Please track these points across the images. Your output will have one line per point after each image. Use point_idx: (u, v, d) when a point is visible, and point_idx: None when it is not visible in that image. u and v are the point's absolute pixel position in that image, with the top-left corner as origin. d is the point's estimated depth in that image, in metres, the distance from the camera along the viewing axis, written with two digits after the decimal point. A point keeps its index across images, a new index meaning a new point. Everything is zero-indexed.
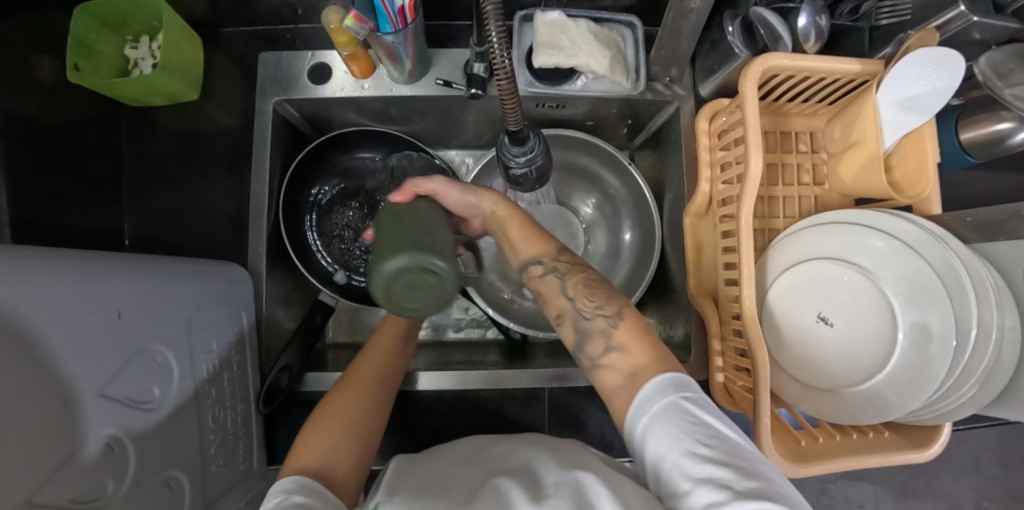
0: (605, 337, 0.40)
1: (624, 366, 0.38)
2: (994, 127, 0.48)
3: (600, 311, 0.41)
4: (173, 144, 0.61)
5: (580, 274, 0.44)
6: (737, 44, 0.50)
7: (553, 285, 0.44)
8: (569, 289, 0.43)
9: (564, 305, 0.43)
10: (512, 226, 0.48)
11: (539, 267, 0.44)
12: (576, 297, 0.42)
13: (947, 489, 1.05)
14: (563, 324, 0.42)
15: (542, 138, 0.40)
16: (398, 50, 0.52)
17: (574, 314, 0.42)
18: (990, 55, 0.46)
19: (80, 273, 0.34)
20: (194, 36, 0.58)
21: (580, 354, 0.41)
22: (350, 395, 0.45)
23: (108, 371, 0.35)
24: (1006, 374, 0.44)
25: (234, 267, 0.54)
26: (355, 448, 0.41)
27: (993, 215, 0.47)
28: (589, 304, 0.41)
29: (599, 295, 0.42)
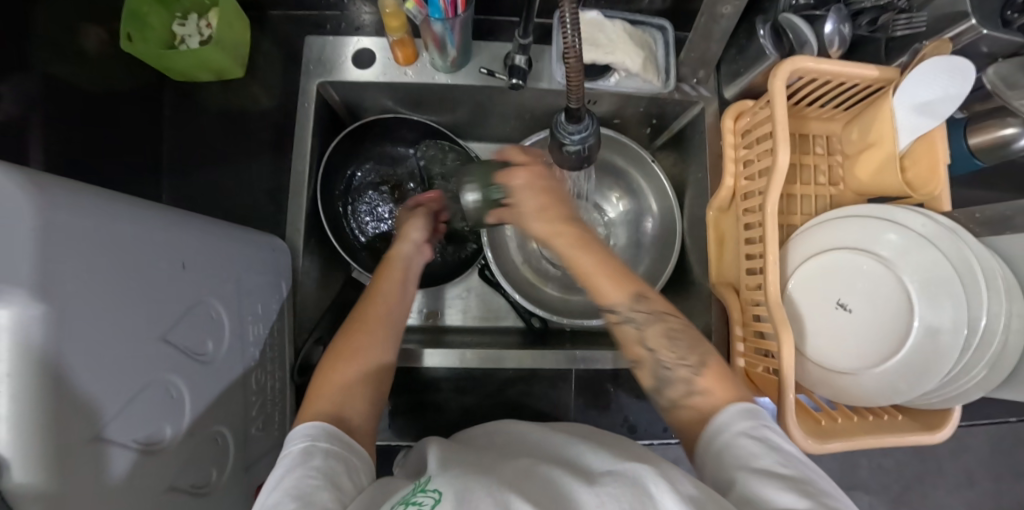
0: (687, 383, 0.41)
1: (711, 403, 0.39)
2: (1001, 132, 0.52)
3: (681, 360, 0.42)
4: (213, 119, 0.63)
5: (659, 323, 0.43)
6: (768, 46, 0.54)
7: (630, 336, 0.43)
8: (648, 340, 0.43)
9: (643, 354, 0.43)
10: (588, 268, 0.43)
11: (617, 315, 0.43)
12: (658, 348, 0.43)
13: (939, 501, 1.08)
14: (642, 371, 0.44)
15: (596, 121, 0.42)
16: (445, 38, 0.55)
17: (653, 363, 0.43)
18: (997, 68, 0.51)
19: (155, 219, 0.36)
20: (244, 17, 0.61)
21: (660, 397, 0.43)
22: (354, 346, 0.46)
23: (168, 318, 0.36)
24: (1010, 357, 0.48)
25: (275, 238, 0.55)
26: (360, 396, 0.43)
27: (997, 212, 0.51)
28: (670, 354, 0.42)
29: (680, 346, 0.42)
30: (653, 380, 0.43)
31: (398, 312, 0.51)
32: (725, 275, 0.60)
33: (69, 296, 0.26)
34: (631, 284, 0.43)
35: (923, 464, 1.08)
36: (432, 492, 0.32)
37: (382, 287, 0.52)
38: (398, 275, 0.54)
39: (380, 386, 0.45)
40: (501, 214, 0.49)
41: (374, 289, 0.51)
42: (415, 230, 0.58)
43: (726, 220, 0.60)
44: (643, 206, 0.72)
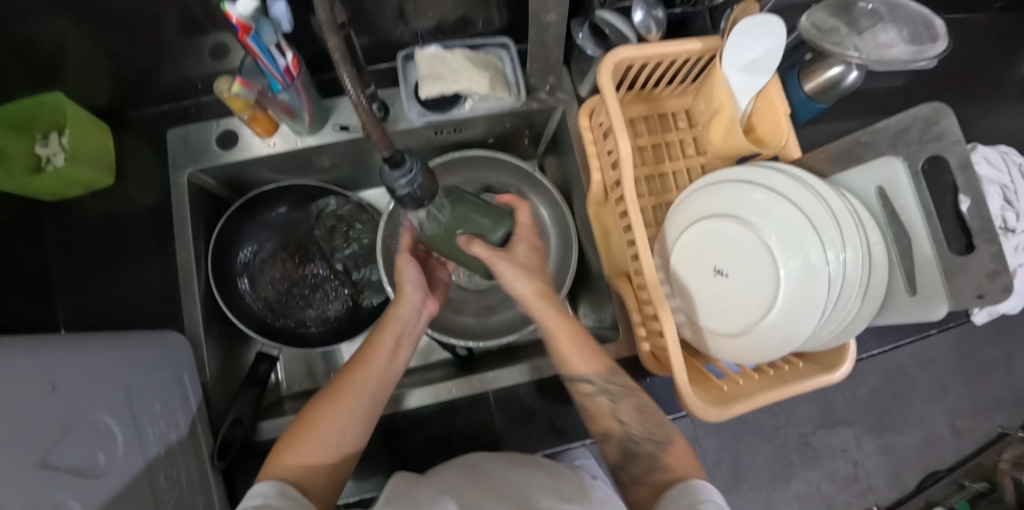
0: (654, 454, 0.48)
1: (666, 478, 0.45)
2: (828, 73, 0.54)
3: (648, 434, 0.49)
4: (95, 228, 0.63)
5: (633, 399, 0.51)
6: (590, 46, 0.57)
7: (604, 406, 0.51)
8: (621, 414, 0.51)
9: (614, 428, 0.51)
10: (558, 334, 0.51)
11: (589, 386, 0.51)
12: (628, 422, 0.50)
13: (920, 416, 1.08)
14: (610, 442, 0.51)
15: (420, 161, 0.44)
16: (293, 104, 0.57)
17: (622, 436, 0.50)
18: (811, 16, 0.53)
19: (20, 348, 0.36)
20: (101, 125, 0.62)
21: (622, 472, 0.50)
22: (335, 412, 0.46)
23: (53, 438, 0.36)
24: (881, 285, 0.49)
25: (170, 334, 0.55)
26: (327, 462, 0.44)
27: (841, 149, 0.54)
28: (639, 428, 0.50)
29: (648, 420, 0.50)
30: (619, 452, 0.50)
31: (382, 382, 0.50)
32: (615, 264, 0.61)
33: None
34: (605, 359, 0.52)
35: (896, 385, 1.08)
36: None
37: (373, 353, 0.50)
38: (393, 336, 0.52)
39: (350, 448, 0.47)
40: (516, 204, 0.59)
41: (365, 353, 0.50)
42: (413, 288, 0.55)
43: (606, 213, 0.62)
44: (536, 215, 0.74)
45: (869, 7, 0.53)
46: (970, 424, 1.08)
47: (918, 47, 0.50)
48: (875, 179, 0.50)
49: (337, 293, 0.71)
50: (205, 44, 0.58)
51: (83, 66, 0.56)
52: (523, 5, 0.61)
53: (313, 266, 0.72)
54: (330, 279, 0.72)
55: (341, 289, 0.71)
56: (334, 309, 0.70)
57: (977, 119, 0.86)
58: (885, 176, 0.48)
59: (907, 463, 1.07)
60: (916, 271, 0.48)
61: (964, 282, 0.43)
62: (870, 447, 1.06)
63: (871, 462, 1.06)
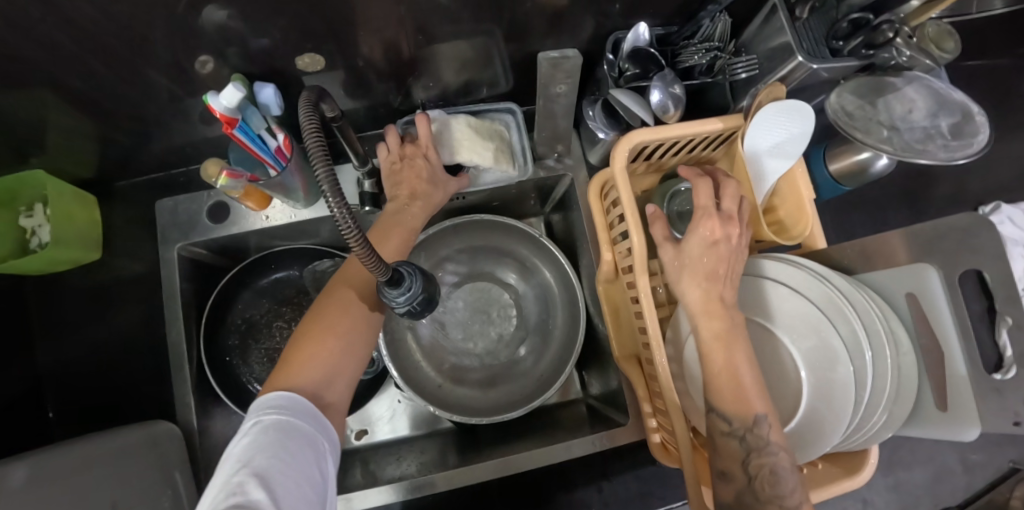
0: None
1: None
2: (857, 156, 0.52)
3: (784, 495, 0.39)
4: (83, 304, 0.61)
5: (770, 456, 0.39)
6: (601, 126, 0.53)
7: (733, 451, 0.40)
8: (751, 465, 0.39)
9: (737, 471, 0.40)
10: (715, 363, 0.41)
11: (725, 425, 0.40)
12: (757, 476, 0.39)
13: (930, 450, 0.97)
14: (725, 487, 0.40)
15: (416, 272, 0.41)
16: (287, 183, 0.54)
17: (778, 462, 0.39)
18: (841, 96, 0.50)
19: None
20: (84, 198, 0.59)
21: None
22: (331, 330, 0.43)
23: None
24: (909, 395, 0.48)
25: (159, 426, 0.53)
26: (336, 381, 0.41)
27: (866, 246, 0.50)
28: (768, 490, 0.38)
29: (784, 485, 0.38)
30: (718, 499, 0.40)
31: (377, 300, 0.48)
32: (626, 347, 0.58)
33: None
34: (756, 403, 0.40)
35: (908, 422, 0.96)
36: None
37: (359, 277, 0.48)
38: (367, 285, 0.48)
39: (357, 362, 0.44)
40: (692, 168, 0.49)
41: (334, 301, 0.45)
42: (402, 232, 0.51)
43: (616, 291, 0.58)
44: (541, 280, 0.70)
45: (901, 86, 0.51)
46: (982, 458, 0.98)
47: (955, 139, 0.48)
48: (904, 285, 0.48)
49: None
50: (192, 116, 0.54)
51: (66, 142, 0.54)
52: (530, 71, 0.57)
53: None
54: None
55: None
56: None
57: (994, 146, 0.80)
58: (916, 284, 0.46)
59: (917, 499, 0.96)
60: (949, 385, 0.44)
61: (997, 407, 0.39)
62: (879, 485, 0.95)
63: (881, 499, 0.96)
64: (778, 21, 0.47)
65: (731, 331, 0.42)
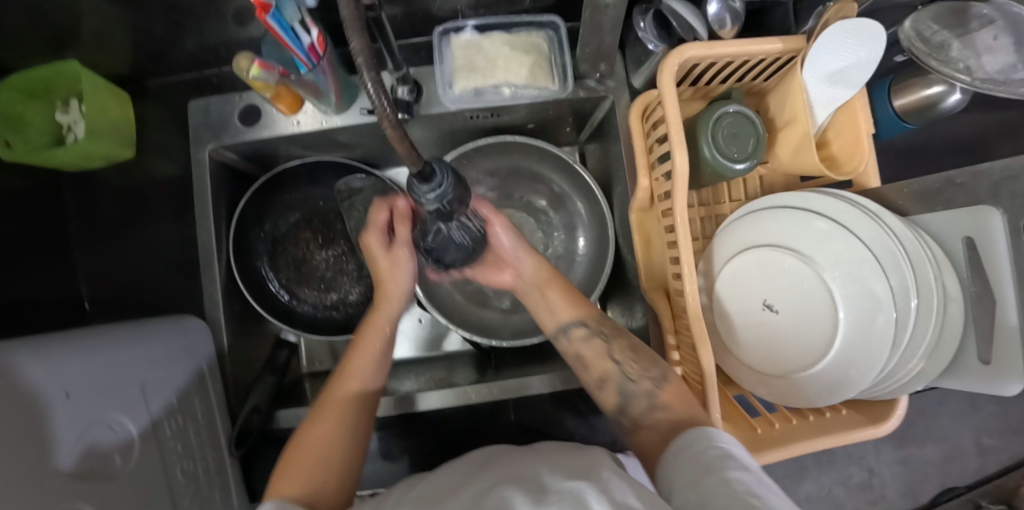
0: (650, 397, 0.46)
1: (666, 418, 0.43)
2: (927, 91, 0.48)
3: (644, 373, 0.48)
4: (116, 201, 0.62)
5: (624, 340, 0.52)
6: (651, 38, 0.49)
7: (598, 349, 0.51)
8: (614, 352, 0.50)
9: (609, 367, 0.50)
10: (552, 288, 0.57)
11: (583, 329, 0.53)
12: (623, 360, 0.50)
13: (946, 429, 0.92)
14: (608, 390, 0.49)
15: (449, 171, 0.39)
16: (318, 82, 0.53)
17: (619, 377, 0.49)
18: (915, 18, 0.45)
19: (23, 355, 0.36)
20: (118, 94, 0.59)
21: (624, 414, 0.48)
22: (321, 425, 0.45)
23: (68, 443, 0.36)
24: (954, 342, 0.44)
25: (190, 319, 0.55)
26: (330, 480, 0.42)
27: (929, 185, 0.46)
28: (633, 367, 0.49)
29: (643, 360, 0.49)
30: (618, 398, 0.48)
31: (371, 378, 0.50)
32: (655, 278, 0.57)
33: None
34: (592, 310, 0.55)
35: (927, 397, 0.92)
36: None
37: (354, 360, 0.50)
38: (379, 341, 0.52)
39: (350, 460, 0.44)
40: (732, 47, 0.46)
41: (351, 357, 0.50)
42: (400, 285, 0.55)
43: (650, 221, 0.57)
44: (572, 210, 0.70)
45: (984, 12, 0.45)
46: (998, 443, 0.92)
47: None
48: (963, 229, 0.43)
49: (361, 278, 0.69)
50: (224, 14, 0.53)
51: (98, 32, 0.52)
52: None
53: (335, 246, 0.69)
54: (353, 261, 0.69)
55: (363, 273, 0.69)
56: (355, 293, 0.68)
57: None
58: (977, 226, 0.42)
59: (924, 477, 0.92)
60: (996, 336, 0.41)
61: None
62: (888, 457, 0.92)
63: (888, 471, 0.92)
64: None
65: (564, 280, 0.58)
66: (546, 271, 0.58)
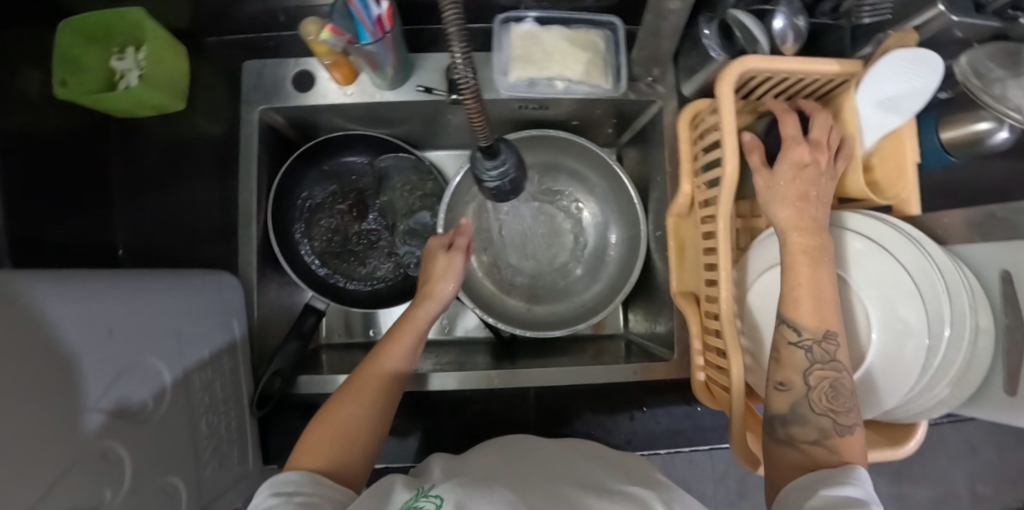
0: (820, 432, 0.39)
1: (831, 458, 0.38)
2: (974, 126, 0.49)
3: (830, 410, 0.40)
4: (160, 153, 0.63)
5: (833, 371, 0.41)
6: (715, 47, 0.51)
7: (797, 360, 0.41)
8: (813, 381, 0.41)
9: (796, 382, 0.41)
10: (804, 282, 0.41)
11: (794, 334, 0.41)
12: (816, 390, 0.41)
13: (943, 469, 0.92)
14: (782, 395, 0.42)
15: (514, 152, 0.40)
16: (378, 58, 0.53)
17: (802, 399, 0.41)
18: (971, 54, 0.47)
19: (75, 285, 0.36)
20: (177, 46, 0.59)
21: (779, 426, 0.41)
22: (351, 406, 0.43)
23: (106, 378, 0.36)
24: (981, 371, 0.45)
25: (224, 275, 0.55)
26: (349, 470, 0.40)
27: (970, 218, 0.47)
28: (825, 404, 0.40)
29: (842, 401, 0.40)
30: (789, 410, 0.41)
31: (402, 374, 0.48)
32: (686, 283, 0.58)
33: (43, 308, 0.32)
34: (832, 321, 0.41)
35: (927, 436, 0.93)
36: (434, 497, 0.33)
37: (390, 348, 0.49)
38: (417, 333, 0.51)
39: (371, 451, 0.43)
40: (791, 64, 0.48)
41: (388, 343, 0.49)
42: (445, 289, 0.54)
43: (687, 226, 0.58)
44: (606, 210, 0.71)
45: None
46: (992, 489, 0.92)
47: None
48: (1002, 262, 0.44)
49: (390, 255, 0.69)
50: None
51: None
52: None
53: (369, 220, 0.69)
54: (385, 237, 0.69)
55: (393, 250, 0.69)
56: (384, 270, 0.69)
57: None
58: (1015, 261, 0.43)
59: None
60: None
61: None
62: (884, 491, 0.93)
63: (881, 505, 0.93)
64: None
65: (823, 254, 0.42)
66: (811, 228, 0.42)
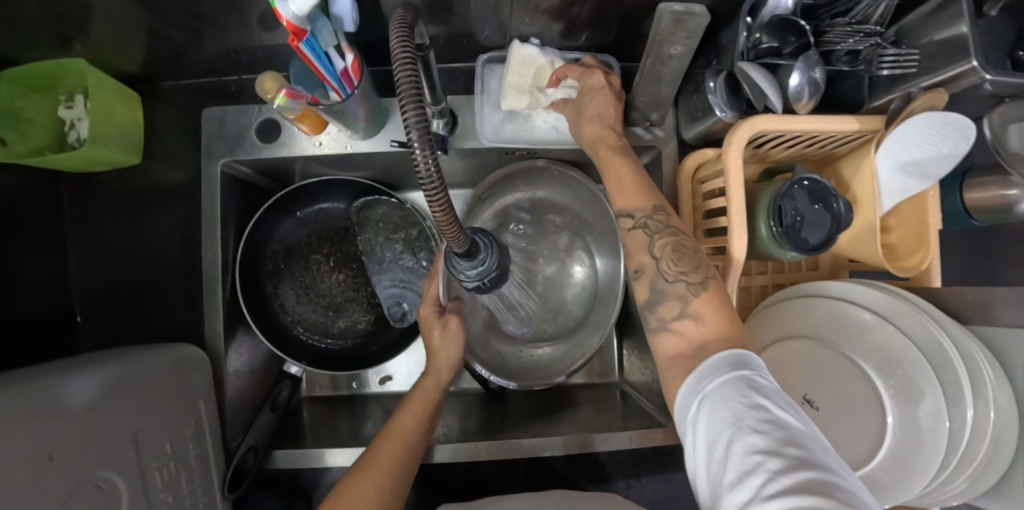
0: (681, 302, 0.39)
1: (695, 331, 0.38)
2: (1003, 193, 0.45)
3: (682, 275, 0.40)
4: (116, 209, 0.58)
5: (671, 236, 0.42)
6: (719, 102, 0.46)
7: (640, 242, 0.43)
8: (656, 249, 0.42)
9: (648, 261, 0.42)
10: (614, 167, 0.46)
11: (630, 221, 0.44)
12: (662, 258, 0.42)
13: None
14: (640, 282, 0.43)
15: (493, 244, 0.35)
16: (348, 112, 0.48)
17: (653, 273, 0.42)
18: (1005, 110, 0.42)
19: (22, 404, 0.33)
20: (127, 95, 0.54)
21: (649, 313, 0.41)
22: (364, 486, 0.42)
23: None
24: (998, 469, 0.42)
25: (188, 350, 0.51)
26: None
27: (986, 297, 0.44)
28: (671, 268, 0.41)
29: (684, 260, 0.41)
30: (647, 291, 0.42)
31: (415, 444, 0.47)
32: None
33: None
34: (654, 195, 0.44)
35: None
36: None
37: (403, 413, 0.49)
38: (428, 403, 0.51)
39: None
40: (806, 122, 0.43)
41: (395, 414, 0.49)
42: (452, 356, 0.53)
43: None
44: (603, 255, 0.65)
45: None
46: None
47: None
48: None
49: (373, 307, 0.65)
50: (249, 21, 0.48)
51: (111, 31, 0.47)
52: (642, 22, 0.50)
53: (348, 270, 0.65)
54: (365, 287, 0.65)
55: (375, 301, 0.65)
56: (364, 323, 0.65)
57: None
58: None
59: None
60: None
61: None
62: None
63: None
64: (958, 8, 0.38)
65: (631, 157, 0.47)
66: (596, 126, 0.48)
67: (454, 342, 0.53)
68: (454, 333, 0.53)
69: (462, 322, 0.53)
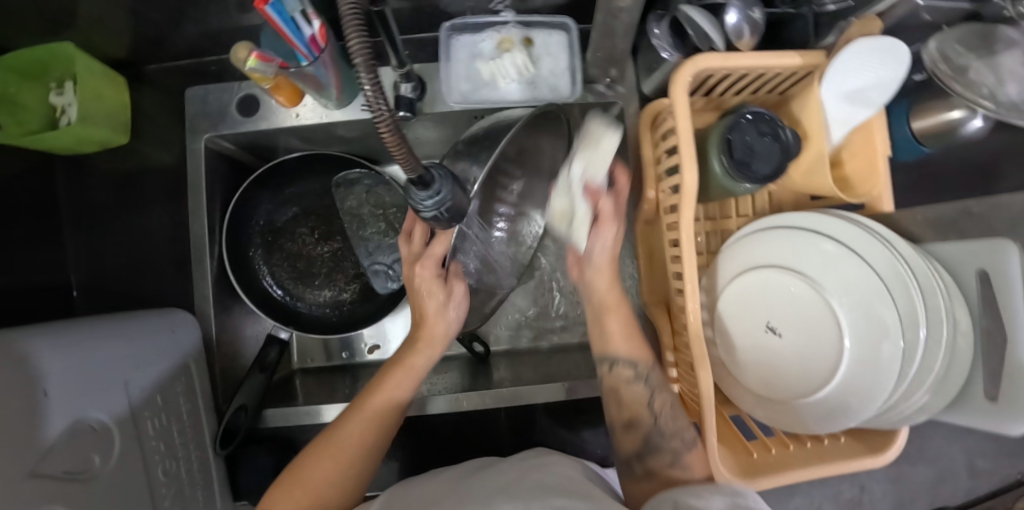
0: (675, 452, 0.44)
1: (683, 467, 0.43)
2: (947, 114, 0.47)
3: (678, 429, 0.46)
4: (107, 188, 0.61)
5: (667, 396, 0.48)
6: (665, 46, 0.48)
7: (636, 396, 0.48)
8: (654, 404, 0.47)
9: (642, 416, 0.47)
10: (613, 331, 0.50)
11: (627, 373, 0.48)
12: (660, 413, 0.47)
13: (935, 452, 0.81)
14: (630, 434, 0.47)
15: (450, 175, 0.37)
16: (320, 77, 0.50)
17: (651, 427, 0.46)
18: (940, 42, 0.43)
19: (20, 345, 0.36)
20: (113, 78, 0.57)
21: (639, 462, 0.46)
22: (325, 467, 0.43)
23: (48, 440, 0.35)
24: (956, 382, 0.43)
25: (178, 314, 0.54)
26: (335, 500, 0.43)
27: (946, 214, 0.46)
28: (669, 423, 0.46)
29: (678, 418, 0.46)
30: (641, 444, 0.46)
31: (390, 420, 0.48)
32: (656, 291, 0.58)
33: None
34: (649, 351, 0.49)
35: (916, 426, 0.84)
36: None
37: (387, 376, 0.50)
38: (410, 377, 0.50)
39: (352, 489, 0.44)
40: (747, 58, 0.45)
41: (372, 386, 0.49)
42: (439, 332, 0.52)
43: (653, 234, 0.58)
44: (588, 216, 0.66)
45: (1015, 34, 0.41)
46: (991, 465, 0.80)
47: None
48: (976, 260, 0.41)
49: (357, 276, 0.67)
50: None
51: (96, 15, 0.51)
52: None
53: (332, 241, 0.67)
54: (349, 258, 0.67)
55: (359, 270, 0.67)
56: (350, 292, 0.67)
57: None
58: (991, 261, 0.39)
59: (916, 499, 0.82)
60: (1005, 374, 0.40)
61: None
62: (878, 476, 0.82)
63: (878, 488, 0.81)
64: None
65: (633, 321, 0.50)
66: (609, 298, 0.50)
67: (447, 314, 0.51)
68: (450, 299, 0.51)
69: (459, 287, 0.51)
